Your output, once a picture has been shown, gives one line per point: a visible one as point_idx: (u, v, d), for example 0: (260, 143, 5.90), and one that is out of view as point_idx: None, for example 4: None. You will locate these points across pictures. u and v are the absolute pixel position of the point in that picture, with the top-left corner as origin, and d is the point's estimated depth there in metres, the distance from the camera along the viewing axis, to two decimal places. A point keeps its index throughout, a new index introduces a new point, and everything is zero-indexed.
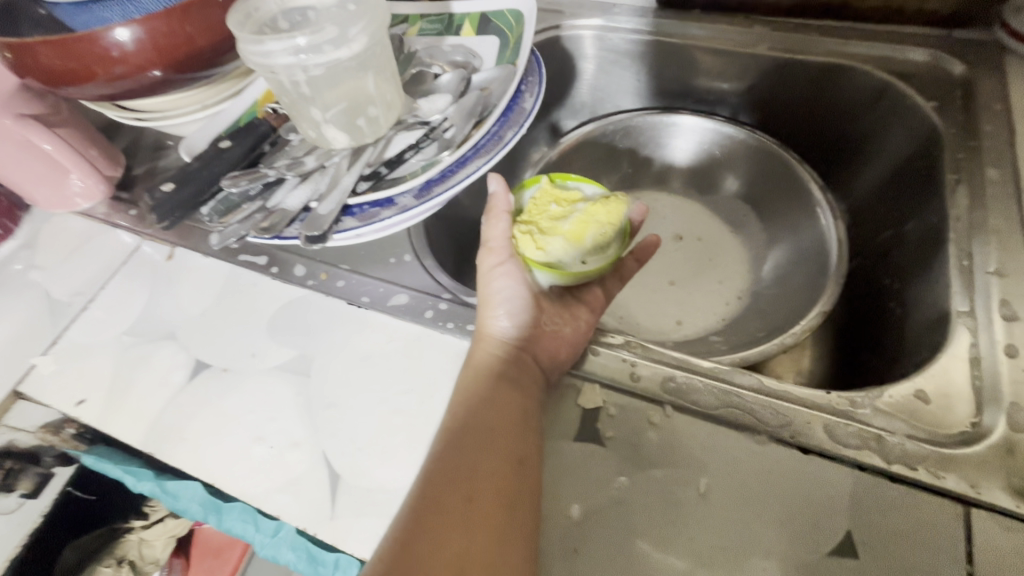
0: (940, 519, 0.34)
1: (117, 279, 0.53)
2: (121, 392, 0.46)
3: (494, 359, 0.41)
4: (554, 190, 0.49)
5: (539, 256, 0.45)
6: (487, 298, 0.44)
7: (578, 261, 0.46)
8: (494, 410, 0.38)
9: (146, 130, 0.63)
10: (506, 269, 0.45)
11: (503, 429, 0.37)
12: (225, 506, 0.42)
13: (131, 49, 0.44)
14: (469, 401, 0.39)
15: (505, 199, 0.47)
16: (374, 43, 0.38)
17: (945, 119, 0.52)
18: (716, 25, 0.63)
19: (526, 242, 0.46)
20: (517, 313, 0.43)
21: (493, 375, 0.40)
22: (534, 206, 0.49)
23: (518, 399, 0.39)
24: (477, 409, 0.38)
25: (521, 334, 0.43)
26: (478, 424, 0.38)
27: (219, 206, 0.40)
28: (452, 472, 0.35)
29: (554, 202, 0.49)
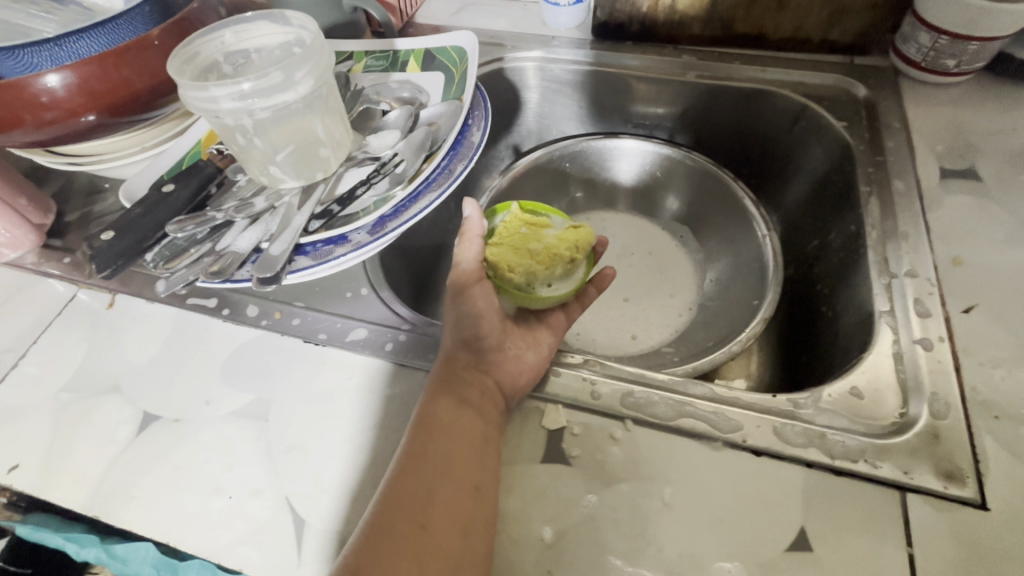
0: (880, 505, 0.37)
1: (50, 332, 0.50)
2: (60, 453, 0.43)
3: (457, 385, 0.41)
4: (524, 216, 0.53)
5: (510, 278, 0.48)
6: (455, 322, 0.44)
7: (546, 285, 0.49)
8: (456, 437, 0.38)
9: (78, 174, 0.60)
10: (474, 290, 0.45)
11: (465, 456, 0.38)
12: (182, 565, 0.40)
13: (63, 94, 0.43)
14: (432, 430, 0.39)
15: (479, 223, 0.49)
16: (322, 84, 0.38)
17: (854, 136, 0.57)
18: (648, 55, 0.67)
19: (497, 263, 0.48)
20: (487, 337, 0.44)
21: (456, 403, 0.40)
22: (502, 229, 0.52)
23: (481, 425, 0.39)
24: (440, 437, 0.38)
25: (491, 358, 0.43)
26: (440, 452, 0.38)
27: (164, 252, 0.39)
28: (413, 502, 0.35)
29: (523, 228, 0.52)
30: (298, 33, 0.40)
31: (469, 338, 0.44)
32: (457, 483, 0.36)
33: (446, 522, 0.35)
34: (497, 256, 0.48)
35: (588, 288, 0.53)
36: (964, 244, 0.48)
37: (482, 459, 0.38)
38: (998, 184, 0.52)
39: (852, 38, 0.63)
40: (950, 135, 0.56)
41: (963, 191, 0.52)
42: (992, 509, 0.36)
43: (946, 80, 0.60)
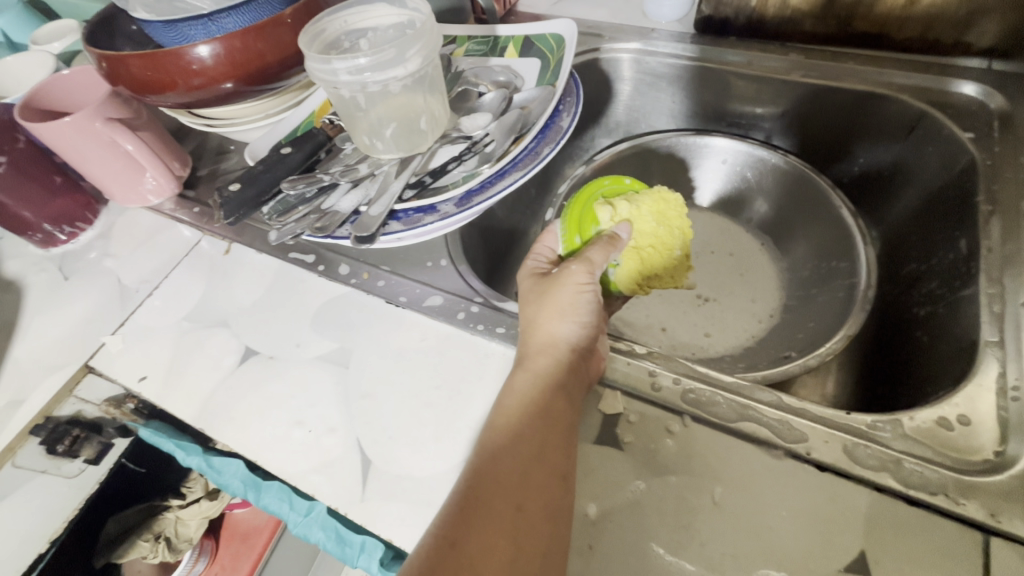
0: (955, 544, 0.34)
1: (179, 270, 0.58)
2: (178, 372, 0.50)
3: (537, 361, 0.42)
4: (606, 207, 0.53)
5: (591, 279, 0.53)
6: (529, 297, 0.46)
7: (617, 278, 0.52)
8: (529, 409, 0.40)
9: (210, 136, 0.69)
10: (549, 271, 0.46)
11: (535, 427, 0.39)
12: (264, 484, 0.46)
13: (210, 63, 0.49)
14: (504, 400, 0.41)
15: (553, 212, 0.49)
16: (428, 64, 0.41)
17: (981, 149, 0.52)
18: (752, 51, 0.65)
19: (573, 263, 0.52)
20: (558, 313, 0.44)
21: (530, 377, 0.41)
22: (581, 215, 0.53)
23: (557, 402, 0.40)
24: (513, 408, 0.40)
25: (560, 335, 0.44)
26: (512, 422, 0.39)
27: (278, 206, 0.43)
28: (482, 464, 0.38)
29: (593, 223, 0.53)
30: (411, 16, 0.43)
31: (546, 313, 0.45)
32: (525, 455, 0.37)
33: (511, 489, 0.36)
34: (574, 244, 0.51)
35: (655, 286, 0.56)
36: None
37: (552, 432, 0.39)
38: None
39: (994, 41, 0.56)
40: None
41: None
42: None
43: None
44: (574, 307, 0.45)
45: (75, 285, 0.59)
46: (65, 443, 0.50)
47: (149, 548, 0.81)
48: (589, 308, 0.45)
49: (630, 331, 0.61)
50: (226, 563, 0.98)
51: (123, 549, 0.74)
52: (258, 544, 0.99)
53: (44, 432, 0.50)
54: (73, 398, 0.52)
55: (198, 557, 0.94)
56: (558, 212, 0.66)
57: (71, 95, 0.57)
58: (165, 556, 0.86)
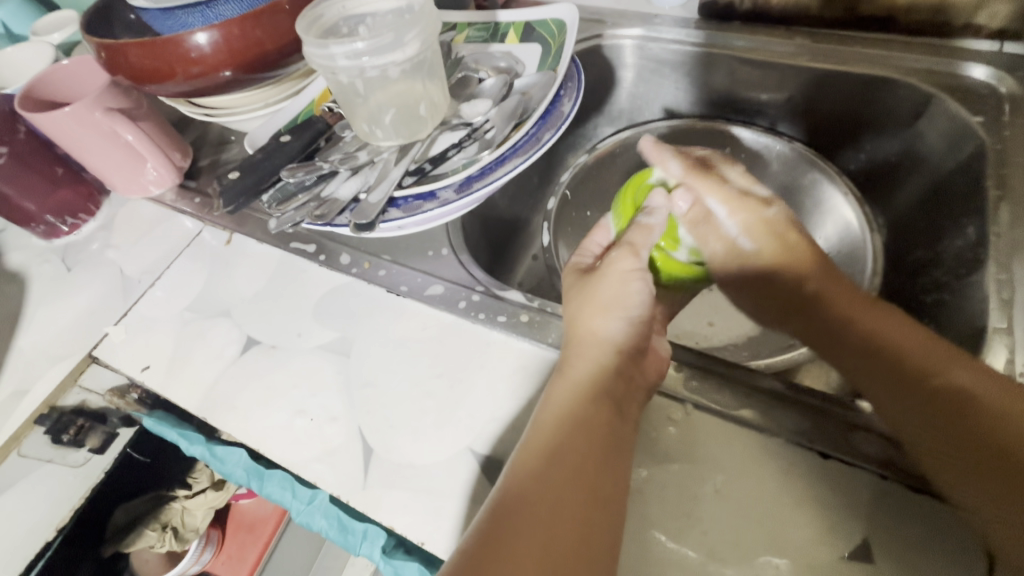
0: (959, 529, 0.34)
1: (181, 260, 0.58)
2: (181, 361, 0.50)
3: (589, 366, 0.40)
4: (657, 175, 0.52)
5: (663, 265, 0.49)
6: (586, 295, 0.43)
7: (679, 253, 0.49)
8: (581, 418, 0.37)
9: (211, 127, 0.68)
10: None
11: (588, 442, 0.36)
12: (267, 473, 0.47)
13: (208, 51, 0.49)
14: (553, 410, 0.38)
15: None
16: (427, 49, 0.41)
17: (992, 133, 0.51)
18: (758, 36, 0.64)
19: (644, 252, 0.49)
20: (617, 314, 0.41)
21: (582, 383, 0.39)
22: (635, 202, 0.50)
23: (612, 413, 0.37)
24: (562, 416, 0.37)
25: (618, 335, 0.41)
26: (560, 430, 0.36)
27: (278, 194, 0.43)
28: (525, 476, 0.34)
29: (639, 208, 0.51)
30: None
31: (605, 314, 0.41)
32: (576, 469, 0.34)
33: (557, 507, 0.33)
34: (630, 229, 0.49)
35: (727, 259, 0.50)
36: None
37: (605, 445, 0.36)
38: None
39: (1005, 23, 0.55)
40: None
41: None
42: None
43: None
44: (620, 302, 0.42)
45: (78, 276, 0.59)
46: (70, 433, 0.51)
47: (156, 536, 0.81)
48: (640, 302, 0.42)
49: None
50: (233, 551, 1.00)
51: (131, 537, 0.75)
52: (264, 533, 1.00)
53: (48, 422, 0.50)
54: (78, 388, 0.52)
55: (206, 545, 0.96)
56: (560, 201, 0.65)
57: (71, 85, 0.57)
58: (173, 545, 0.87)
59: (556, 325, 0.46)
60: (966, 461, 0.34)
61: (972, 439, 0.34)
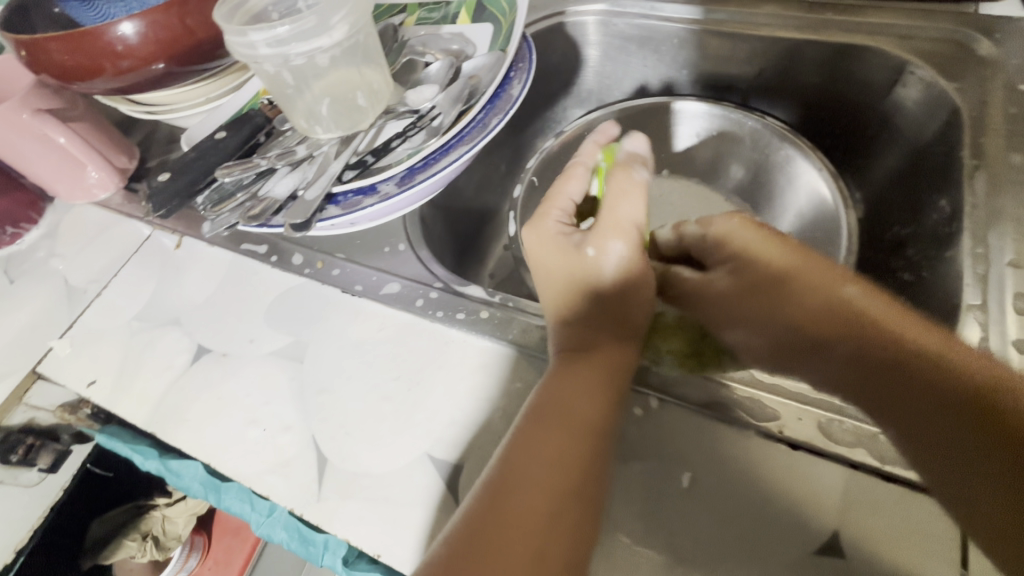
0: (928, 517, 0.32)
1: (129, 267, 0.55)
2: (129, 374, 0.48)
3: (568, 393, 0.37)
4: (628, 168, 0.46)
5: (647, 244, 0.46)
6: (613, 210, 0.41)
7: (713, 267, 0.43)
8: (541, 463, 0.34)
9: (159, 125, 0.65)
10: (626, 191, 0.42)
11: (542, 489, 0.33)
12: (223, 486, 0.45)
13: (135, 42, 0.46)
14: (510, 447, 0.35)
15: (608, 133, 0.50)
16: (359, 32, 0.38)
17: (968, 99, 0.49)
18: (727, 7, 0.61)
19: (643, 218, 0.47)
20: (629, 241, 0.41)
21: (557, 412, 0.36)
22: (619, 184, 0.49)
23: (574, 451, 0.35)
24: (519, 458, 0.34)
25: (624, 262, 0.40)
26: (517, 475, 0.34)
27: (214, 196, 0.41)
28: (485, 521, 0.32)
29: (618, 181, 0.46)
30: None
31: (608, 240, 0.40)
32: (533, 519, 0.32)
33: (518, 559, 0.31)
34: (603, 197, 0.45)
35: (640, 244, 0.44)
36: None
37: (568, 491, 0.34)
38: None
39: None
40: None
41: None
42: None
43: None
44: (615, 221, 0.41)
45: (23, 287, 0.57)
46: (19, 453, 0.48)
47: (135, 547, 0.80)
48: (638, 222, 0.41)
49: None
50: (219, 556, 0.98)
51: (108, 549, 0.73)
52: (249, 537, 0.98)
53: None
54: (22, 406, 0.49)
55: (190, 553, 0.94)
56: (526, 188, 0.61)
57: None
58: (154, 555, 0.85)
59: (518, 321, 0.44)
60: (1004, 465, 0.29)
61: (967, 406, 0.30)
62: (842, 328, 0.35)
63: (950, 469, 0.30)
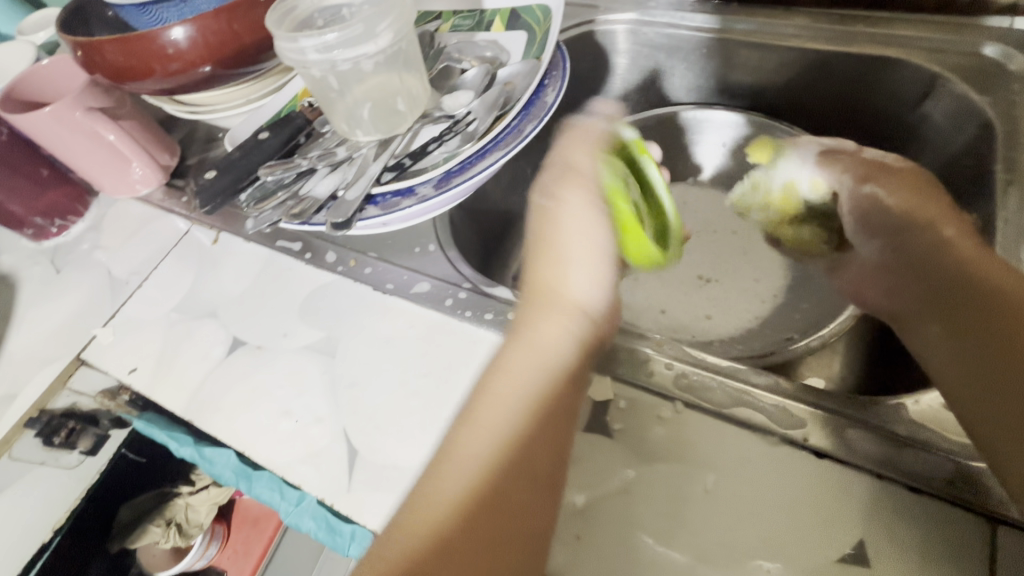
0: (952, 530, 0.33)
1: (168, 260, 0.57)
2: (168, 363, 0.50)
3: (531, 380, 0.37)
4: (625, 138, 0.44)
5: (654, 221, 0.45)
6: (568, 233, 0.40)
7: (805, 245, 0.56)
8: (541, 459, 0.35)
9: (198, 125, 0.67)
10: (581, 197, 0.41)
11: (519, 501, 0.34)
12: (255, 474, 0.46)
13: (185, 46, 0.48)
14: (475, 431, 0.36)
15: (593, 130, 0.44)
16: (400, 39, 0.41)
17: (1001, 113, 0.48)
18: (756, 18, 0.61)
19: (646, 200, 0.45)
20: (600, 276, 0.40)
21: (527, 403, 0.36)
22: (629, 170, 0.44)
23: (547, 453, 0.35)
24: (479, 445, 0.35)
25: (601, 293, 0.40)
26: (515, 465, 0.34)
27: (256, 194, 0.43)
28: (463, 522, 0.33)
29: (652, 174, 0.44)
30: None
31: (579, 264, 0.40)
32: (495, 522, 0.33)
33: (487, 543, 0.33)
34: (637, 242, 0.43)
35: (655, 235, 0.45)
36: None
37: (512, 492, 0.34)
38: None
39: None
40: None
41: None
42: None
43: None
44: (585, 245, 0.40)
45: (68, 277, 0.59)
46: (61, 436, 0.51)
47: (160, 533, 0.82)
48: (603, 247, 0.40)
49: (630, 315, 0.59)
50: (239, 546, 1.00)
51: (135, 534, 0.75)
52: (268, 529, 1.00)
53: (37, 424, 0.50)
54: (66, 390, 0.52)
55: (210, 541, 0.96)
56: None
57: (52, 85, 0.57)
58: (177, 542, 0.87)
59: None
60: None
61: (1005, 335, 0.35)
62: (1004, 301, 0.36)
63: (977, 404, 0.34)
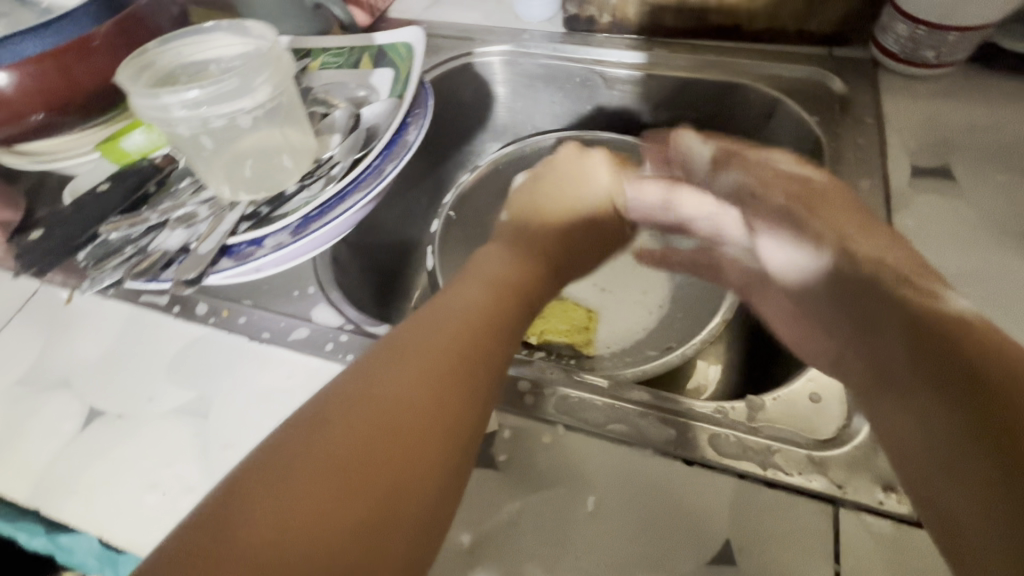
0: (809, 518, 0.35)
1: (12, 327, 0.51)
2: (9, 446, 0.44)
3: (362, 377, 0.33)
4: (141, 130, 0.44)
5: None
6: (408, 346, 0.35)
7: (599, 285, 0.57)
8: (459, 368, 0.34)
9: (49, 173, 0.61)
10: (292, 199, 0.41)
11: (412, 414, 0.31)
12: (120, 559, 0.41)
13: (9, 94, 0.44)
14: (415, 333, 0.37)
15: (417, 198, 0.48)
16: (283, 93, 0.38)
17: (826, 131, 0.55)
18: (620, 48, 0.66)
19: None
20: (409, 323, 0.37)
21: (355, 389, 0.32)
22: None
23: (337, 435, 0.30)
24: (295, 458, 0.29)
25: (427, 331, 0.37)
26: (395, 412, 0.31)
27: (97, 252, 0.39)
28: (355, 490, 0.28)
29: None
30: (254, 44, 0.38)
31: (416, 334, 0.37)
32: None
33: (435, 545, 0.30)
34: None
35: None
36: (928, 247, 0.46)
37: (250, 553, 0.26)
38: (972, 183, 0.50)
39: (831, 29, 0.60)
40: (927, 130, 0.54)
41: (934, 190, 0.50)
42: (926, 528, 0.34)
43: (926, 72, 0.57)
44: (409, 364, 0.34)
45: None
46: None
47: None
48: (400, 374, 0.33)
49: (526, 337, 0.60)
50: None
51: None
52: None
53: None
54: None
55: None
56: (443, 223, 0.63)
57: None
58: None
59: None
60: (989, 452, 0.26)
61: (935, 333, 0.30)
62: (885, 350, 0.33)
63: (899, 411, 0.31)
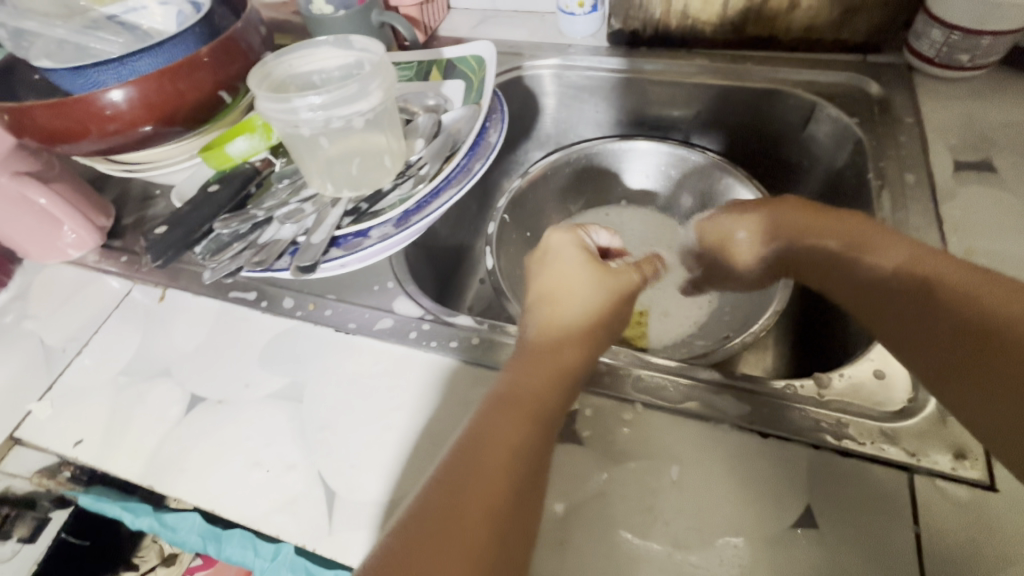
0: (884, 482, 0.37)
1: (111, 323, 0.55)
2: (119, 432, 0.47)
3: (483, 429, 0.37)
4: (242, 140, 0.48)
5: None
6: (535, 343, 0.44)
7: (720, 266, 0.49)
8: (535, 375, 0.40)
9: (132, 182, 0.66)
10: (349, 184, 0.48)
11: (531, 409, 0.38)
12: (224, 534, 0.43)
13: (124, 107, 0.48)
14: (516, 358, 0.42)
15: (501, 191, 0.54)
16: (390, 99, 0.42)
17: (867, 131, 0.58)
18: (662, 59, 0.70)
19: None
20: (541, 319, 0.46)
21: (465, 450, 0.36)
22: None
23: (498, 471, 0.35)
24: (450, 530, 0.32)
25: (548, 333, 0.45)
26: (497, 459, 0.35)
27: (211, 246, 0.43)
28: (490, 502, 0.34)
29: None
30: (363, 57, 0.43)
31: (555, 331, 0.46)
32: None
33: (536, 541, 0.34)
34: None
35: None
36: (977, 234, 0.49)
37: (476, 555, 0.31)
38: (1014, 176, 0.53)
39: (865, 37, 0.64)
40: (964, 128, 0.57)
41: (977, 182, 0.53)
42: (1000, 491, 0.36)
43: (960, 75, 0.60)
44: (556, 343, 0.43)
45: None
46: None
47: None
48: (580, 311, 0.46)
49: None
50: None
51: None
52: None
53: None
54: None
55: None
56: (500, 224, 0.65)
57: None
58: None
59: (508, 345, 0.47)
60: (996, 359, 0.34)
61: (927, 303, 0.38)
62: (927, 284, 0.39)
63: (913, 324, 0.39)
